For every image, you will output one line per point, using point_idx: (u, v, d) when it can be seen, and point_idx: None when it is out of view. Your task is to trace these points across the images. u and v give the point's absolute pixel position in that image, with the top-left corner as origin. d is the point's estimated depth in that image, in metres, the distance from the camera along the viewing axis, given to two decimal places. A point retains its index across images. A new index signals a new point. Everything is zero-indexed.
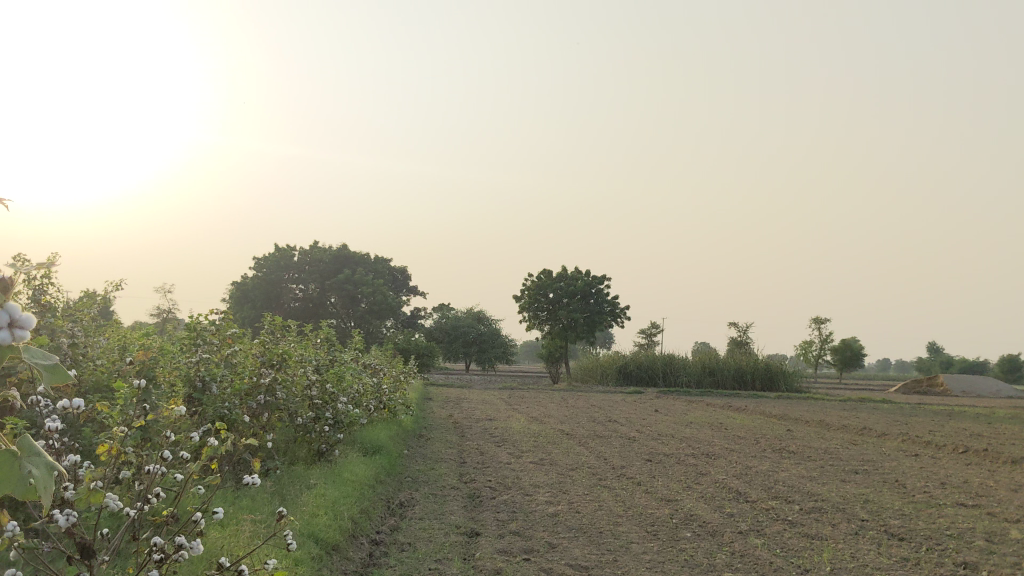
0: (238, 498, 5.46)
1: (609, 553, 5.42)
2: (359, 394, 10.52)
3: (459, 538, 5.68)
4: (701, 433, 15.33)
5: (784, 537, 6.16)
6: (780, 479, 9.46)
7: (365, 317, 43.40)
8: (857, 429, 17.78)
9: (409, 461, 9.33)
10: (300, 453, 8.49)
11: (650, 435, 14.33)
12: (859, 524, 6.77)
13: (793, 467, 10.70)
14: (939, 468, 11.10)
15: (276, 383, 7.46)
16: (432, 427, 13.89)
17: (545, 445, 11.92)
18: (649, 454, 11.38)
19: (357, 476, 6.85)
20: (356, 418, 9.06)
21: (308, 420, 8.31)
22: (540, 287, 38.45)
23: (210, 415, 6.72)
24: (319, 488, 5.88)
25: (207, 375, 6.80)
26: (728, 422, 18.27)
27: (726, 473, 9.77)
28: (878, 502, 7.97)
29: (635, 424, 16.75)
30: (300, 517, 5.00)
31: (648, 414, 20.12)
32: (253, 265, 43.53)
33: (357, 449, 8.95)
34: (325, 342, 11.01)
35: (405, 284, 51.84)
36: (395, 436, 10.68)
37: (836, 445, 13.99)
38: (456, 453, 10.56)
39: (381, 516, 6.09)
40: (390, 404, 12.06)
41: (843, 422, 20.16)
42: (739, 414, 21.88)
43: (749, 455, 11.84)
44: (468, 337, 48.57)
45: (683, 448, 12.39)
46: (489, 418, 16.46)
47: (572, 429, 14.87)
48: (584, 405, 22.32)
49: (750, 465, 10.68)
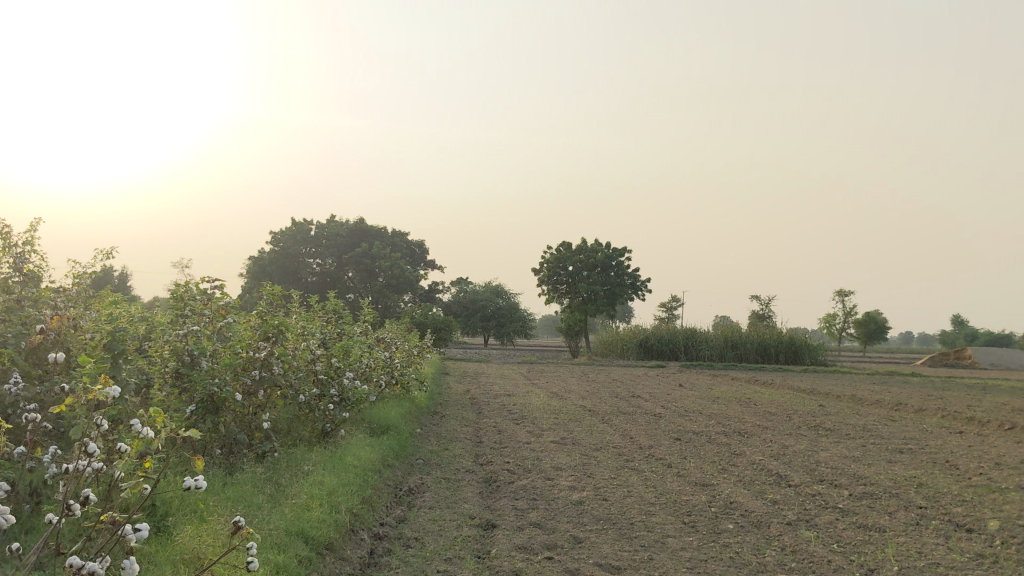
0: (223, 492, 4.84)
1: (644, 550, 4.77)
2: (369, 371, 9.90)
3: (473, 532, 5.04)
4: (730, 409, 14.65)
5: (839, 530, 5.47)
6: (821, 460, 8.77)
7: (383, 292, 42.87)
8: (891, 405, 17.04)
9: (421, 441, 8.70)
10: (303, 434, 7.87)
11: (677, 412, 13.65)
12: (919, 513, 6.07)
13: (832, 446, 10.00)
14: (989, 447, 10.37)
15: (274, 358, 6.84)
16: (448, 403, 13.28)
17: (567, 423, 11.27)
18: (678, 432, 10.72)
19: (363, 461, 6.22)
20: (364, 395, 8.45)
21: (310, 397, 7.68)
22: (560, 260, 37.74)
23: (200, 393, 6.09)
24: (317, 476, 5.25)
25: (196, 349, 6.18)
26: (757, 397, 17.55)
27: (762, 453, 9.08)
28: (934, 486, 7.27)
29: (659, 399, 16.09)
30: (290, 511, 4.38)
31: (672, 389, 19.43)
32: (271, 239, 43.15)
33: (365, 429, 8.32)
34: (333, 315, 10.39)
35: (423, 258, 51.27)
36: (408, 415, 10.06)
37: (874, 422, 13.26)
38: (472, 432, 9.93)
39: (386, 506, 5.45)
40: (403, 380, 11.46)
41: (875, 397, 19.40)
42: (766, 388, 21.17)
43: (783, 433, 11.15)
44: (487, 310, 47.96)
45: (713, 425, 11.71)
46: (508, 393, 15.86)
47: (594, 405, 14.23)
48: (605, 380, 21.67)
49: (787, 444, 9.99)
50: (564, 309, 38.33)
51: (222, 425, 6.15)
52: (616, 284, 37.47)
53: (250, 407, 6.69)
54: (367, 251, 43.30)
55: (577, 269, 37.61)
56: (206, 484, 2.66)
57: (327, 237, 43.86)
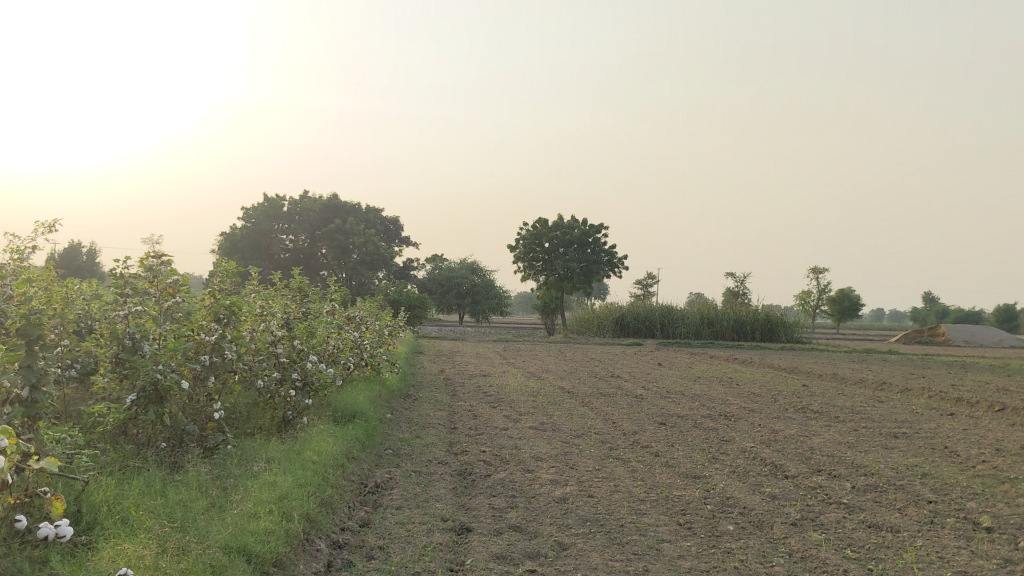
0: (161, 498, 4.26)
1: (638, 560, 4.23)
2: (335, 353, 9.28)
3: (445, 538, 4.48)
4: (712, 389, 14.17)
5: (848, 531, 4.99)
6: (815, 447, 8.29)
7: (356, 268, 42.32)
8: (875, 385, 16.66)
9: (390, 428, 8.11)
10: (262, 423, 7.26)
11: (658, 393, 13.15)
12: (932, 510, 5.60)
13: (824, 431, 9.53)
14: (986, 430, 9.95)
15: (228, 340, 6.20)
16: (421, 385, 12.69)
17: (545, 406, 10.73)
18: (662, 416, 10.21)
19: (326, 455, 5.64)
20: (329, 380, 7.85)
21: (269, 382, 7.05)
22: (536, 237, 37.11)
23: (141, 380, 5.34)
24: (269, 476, 4.67)
25: (138, 332, 5.56)
26: (738, 377, 17.09)
27: (752, 440, 8.59)
28: (939, 477, 6.81)
29: (639, 379, 15.62)
30: (232, 521, 3.81)
31: (651, 369, 18.93)
32: (242, 214, 42.21)
33: (329, 416, 7.73)
34: (298, 293, 9.76)
35: (397, 235, 50.50)
36: (378, 400, 9.46)
37: (861, 404, 12.83)
38: (447, 417, 9.36)
39: (348, 508, 4.88)
40: (373, 361, 10.86)
41: (858, 376, 19.03)
42: (746, 367, 20.77)
43: (771, 416, 10.68)
44: (462, 288, 47.30)
45: (697, 408, 11.22)
46: (484, 374, 15.30)
47: (573, 386, 13.70)
48: (584, 360, 21.17)
49: (777, 429, 9.51)
50: (540, 286, 37.79)
51: (168, 415, 5.50)
52: (593, 261, 37.01)
53: (200, 395, 6.07)
54: (341, 227, 42.52)
55: (553, 245, 37.02)
56: (67, 532, 3.20)
57: (300, 212, 42.96)
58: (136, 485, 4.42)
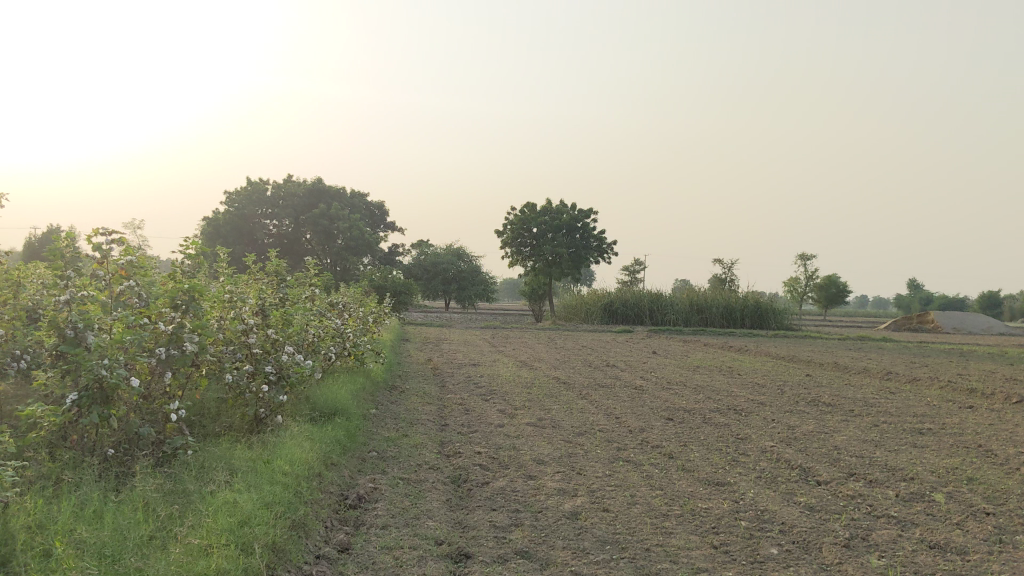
0: (95, 526, 3.50)
1: None
2: (315, 342, 8.49)
3: (441, 569, 3.72)
4: (713, 379, 13.47)
5: (909, 554, 4.29)
6: (840, 446, 7.59)
7: (341, 254, 41.51)
8: (880, 374, 15.99)
9: (375, 426, 7.35)
10: (231, 421, 6.50)
11: (658, 384, 12.42)
12: (995, 524, 4.92)
13: (844, 427, 8.84)
14: (1013, 425, 9.28)
15: (189, 329, 5.43)
16: (408, 376, 11.93)
17: (542, 399, 10.01)
18: (668, 410, 9.48)
19: (302, 463, 4.89)
20: (306, 373, 7.07)
21: (238, 375, 6.28)
22: (524, 222, 36.27)
23: (85, 378, 4.55)
24: (228, 494, 3.92)
25: (81, 321, 4.77)
26: (739, 366, 16.41)
27: (770, 438, 7.88)
28: (987, 482, 6.11)
29: (636, 369, 14.90)
30: (175, 560, 3.06)
31: (647, 357, 18.23)
32: (225, 199, 41.17)
33: (306, 413, 6.95)
34: (274, 277, 8.96)
35: (382, 220, 49.59)
36: (362, 394, 8.69)
37: (872, 395, 12.14)
38: (436, 412, 8.60)
39: (325, 529, 4.13)
40: (356, 351, 10.08)
41: (859, 364, 18.36)
42: (742, 355, 20.09)
43: (783, 410, 9.97)
44: (448, 274, 46.47)
45: (704, 401, 10.50)
46: (474, 363, 14.55)
47: (568, 376, 12.98)
48: (575, 347, 20.51)
49: (793, 425, 8.80)
50: (528, 272, 37.06)
51: (116, 418, 4.72)
52: (582, 246, 36.31)
53: (157, 392, 5.29)
54: (325, 212, 41.64)
55: (542, 231, 36.21)
56: None
57: (284, 197, 42.00)
58: (67, 508, 3.65)
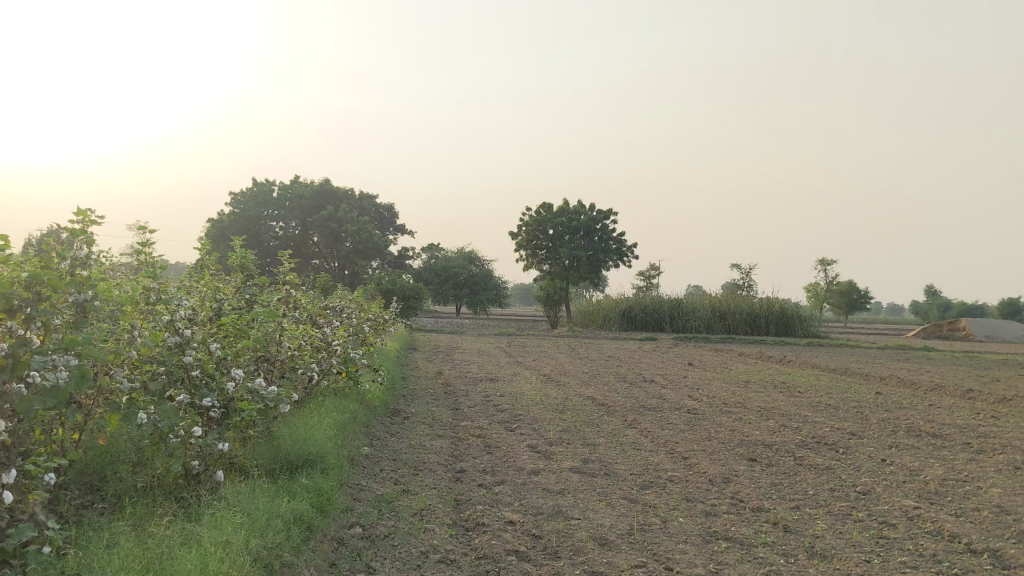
0: None
1: None
2: (291, 358, 6.46)
3: None
4: (774, 400, 11.36)
5: None
6: (1004, 506, 5.48)
7: (350, 257, 39.55)
8: (958, 392, 13.80)
9: (364, 478, 5.31)
10: (153, 480, 4.48)
11: (714, 406, 10.31)
12: None
13: (980, 471, 6.73)
14: None
15: (55, 351, 3.40)
16: (414, 396, 9.86)
17: (581, 429, 7.91)
18: (744, 446, 7.38)
19: None
20: (270, 403, 5.06)
21: (160, 414, 4.27)
22: (539, 222, 34.13)
23: None
24: None
25: None
26: (794, 381, 14.24)
27: (900, 492, 5.79)
28: None
29: (679, 386, 12.79)
30: None
31: (684, 370, 16.07)
32: (231, 201, 39.14)
33: (265, 467, 4.94)
34: (239, 275, 6.92)
35: (392, 222, 47.64)
36: (352, 427, 6.66)
37: (974, 421, 9.98)
38: (448, 449, 6.52)
39: None
40: (348, 369, 8.01)
41: (922, 379, 16.15)
42: (786, 367, 17.89)
43: (886, 445, 7.86)
44: (458, 278, 44.41)
45: (780, 431, 8.39)
46: (492, 378, 12.47)
47: (605, 395, 10.89)
48: (601, 358, 18.40)
49: (916, 469, 6.68)
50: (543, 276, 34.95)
51: None
52: (600, 249, 34.21)
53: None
54: (334, 214, 39.62)
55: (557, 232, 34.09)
56: None
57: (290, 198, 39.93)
58: None
